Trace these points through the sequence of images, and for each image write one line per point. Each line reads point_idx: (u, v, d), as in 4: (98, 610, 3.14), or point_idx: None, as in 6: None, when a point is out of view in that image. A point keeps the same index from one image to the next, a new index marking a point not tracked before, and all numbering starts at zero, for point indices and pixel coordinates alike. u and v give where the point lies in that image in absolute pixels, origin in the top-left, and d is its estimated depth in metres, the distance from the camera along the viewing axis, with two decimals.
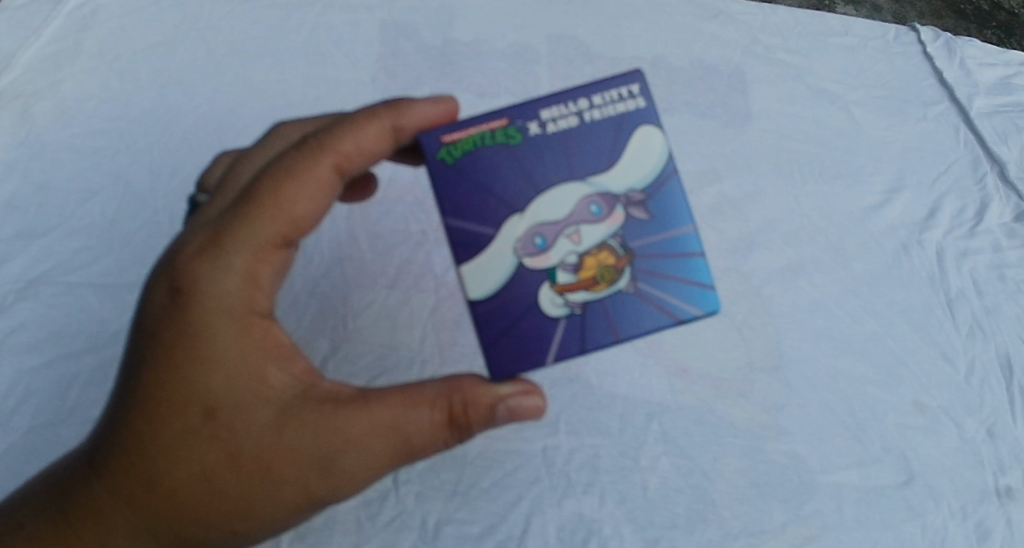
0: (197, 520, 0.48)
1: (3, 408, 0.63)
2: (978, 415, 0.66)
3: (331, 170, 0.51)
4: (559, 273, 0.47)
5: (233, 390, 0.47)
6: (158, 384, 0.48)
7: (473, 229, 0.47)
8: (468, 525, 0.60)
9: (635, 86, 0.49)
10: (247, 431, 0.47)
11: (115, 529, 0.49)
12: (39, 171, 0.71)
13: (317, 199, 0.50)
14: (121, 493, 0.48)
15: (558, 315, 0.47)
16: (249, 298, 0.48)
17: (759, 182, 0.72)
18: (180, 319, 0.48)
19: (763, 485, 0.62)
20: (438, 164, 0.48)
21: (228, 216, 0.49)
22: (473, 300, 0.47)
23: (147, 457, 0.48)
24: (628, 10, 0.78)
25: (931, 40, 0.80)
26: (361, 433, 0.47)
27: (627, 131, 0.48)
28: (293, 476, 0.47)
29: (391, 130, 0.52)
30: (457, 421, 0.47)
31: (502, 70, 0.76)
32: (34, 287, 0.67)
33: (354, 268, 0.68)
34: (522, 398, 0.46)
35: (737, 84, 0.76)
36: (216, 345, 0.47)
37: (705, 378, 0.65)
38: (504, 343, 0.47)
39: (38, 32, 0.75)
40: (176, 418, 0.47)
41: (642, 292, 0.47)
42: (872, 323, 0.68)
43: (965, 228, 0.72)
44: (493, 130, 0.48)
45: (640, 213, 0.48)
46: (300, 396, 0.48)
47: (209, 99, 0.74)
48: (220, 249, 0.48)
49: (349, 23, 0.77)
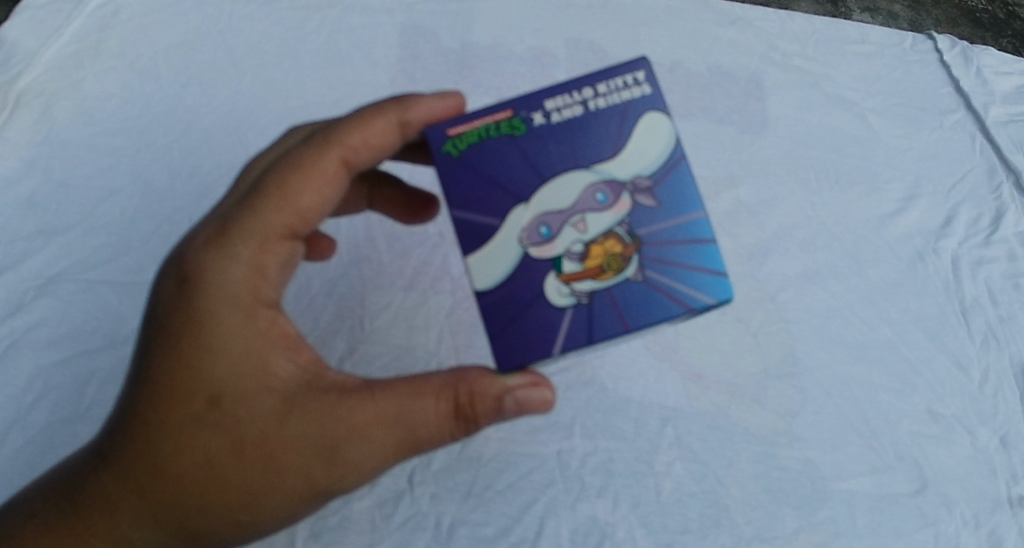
0: (201, 509, 0.48)
1: (21, 404, 0.64)
2: (991, 424, 0.66)
3: (338, 163, 0.52)
4: (565, 262, 0.47)
5: (238, 377, 0.48)
6: (164, 372, 0.48)
7: (479, 220, 0.47)
8: (483, 527, 0.60)
9: (640, 74, 0.49)
10: (251, 419, 0.48)
11: (122, 517, 0.50)
12: (60, 169, 0.71)
13: (323, 191, 0.51)
14: (128, 481, 0.49)
15: (565, 304, 0.46)
16: (254, 287, 0.49)
17: (775, 188, 0.72)
18: (186, 307, 0.49)
19: (776, 491, 0.62)
20: (444, 158, 0.48)
21: (238, 208, 0.51)
22: (478, 291, 0.47)
23: (153, 444, 0.48)
24: (646, 15, 0.79)
25: (948, 49, 0.81)
26: (366, 422, 0.47)
27: (633, 118, 0.49)
28: (297, 466, 0.47)
29: (398, 125, 0.53)
30: (463, 413, 0.47)
31: (521, 74, 0.76)
32: (54, 284, 0.67)
33: (371, 269, 0.68)
34: (530, 390, 0.46)
35: (754, 90, 0.76)
36: (221, 333, 0.48)
37: (720, 384, 0.65)
38: (510, 334, 0.46)
39: (61, 31, 0.76)
40: (181, 405, 0.48)
41: (650, 280, 0.46)
42: (887, 331, 0.68)
43: (981, 236, 0.72)
44: (498, 122, 0.49)
45: (647, 200, 0.48)
46: (304, 386, 0.48)
47: (229, 99, 0.74)
48: (228, 238, 0.49)
49: (368, 25, 0.77)
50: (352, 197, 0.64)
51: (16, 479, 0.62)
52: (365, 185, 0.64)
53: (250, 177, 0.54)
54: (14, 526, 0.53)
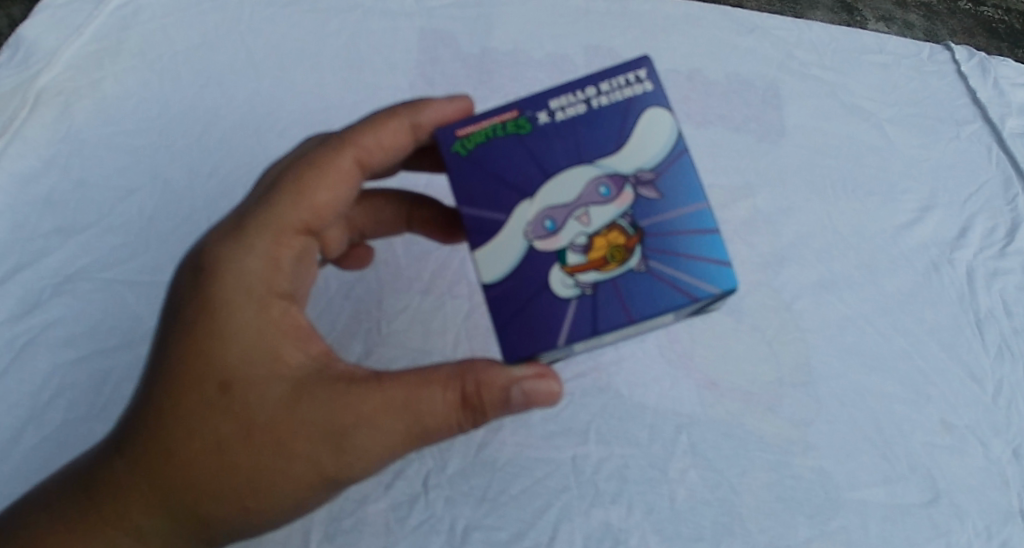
0: (210, 495, 0.48)
1: (38, 402, 0.64)
2: (1004, 435, 0.66)
3: (352, 163, 0.53)
4: (569, 254, 0.47)
5: (249, 365, 0.48)
6: (178, 359, 0.49)
7: (487, 216, 0.47)
8: (497, 531, 0.60)
9: (642, 72, 0.49)
10: (262, 406, 0.48)
11: (133, 503, 0.50)
12: (78, 168, 0.72)
13: (337, 189, 0.52)
14: (139, 467, 0.49)
15: (570, 295, 0.46)
16: (268, 279, 0.50)
17: (792, 197, 0.72)
18: (201, 297, 0.49)
19: (789, 500, 0.62)
20: (453, 157, 0.49)
21: (255, 201, 0.51)
22: (486, 285, 0.47)
23: (165, 429, 0.48)
24: (664, 23, 0.79)
25: (966, 59, 0.81)
26: (374, 410, 0.47)
27: (635, 114, 0.49)
28: (305, 453, 0.47)
29: (411, 127, 0.54)
30: (471, 403, 0.47)
31: (540, 79, 0.76)
32: (71, 282, 0.68)
33: (389, 273, 0.69)
34: (537, 381, 0.46)
35: (772, 99, 0.76)
36: (234, 321, 0.48)
37: (735, 391, 0.65)
38: (517, 325, 0.46)
39: (81, 30, 0.76)
40: (194, 392, 0.48)
41: (654, 270, 0.46)
42: (902, 341, 0.68)
43: (996, 247, 0.72)
44: (505, 122, 0.49)
45: (650, 192, 0.47)
46: (315, 375, 0.48)
47: (249, 101, 0.75)
48: (244, 230, 0.50)
49: (388, 29, 0.78)
50: (391, 219, 0.64)
51: (32, 476, 0.63)
52: (405, 207, 0.64)
53: (267, 175, 0.55)
54: (27, 518, 0.52)
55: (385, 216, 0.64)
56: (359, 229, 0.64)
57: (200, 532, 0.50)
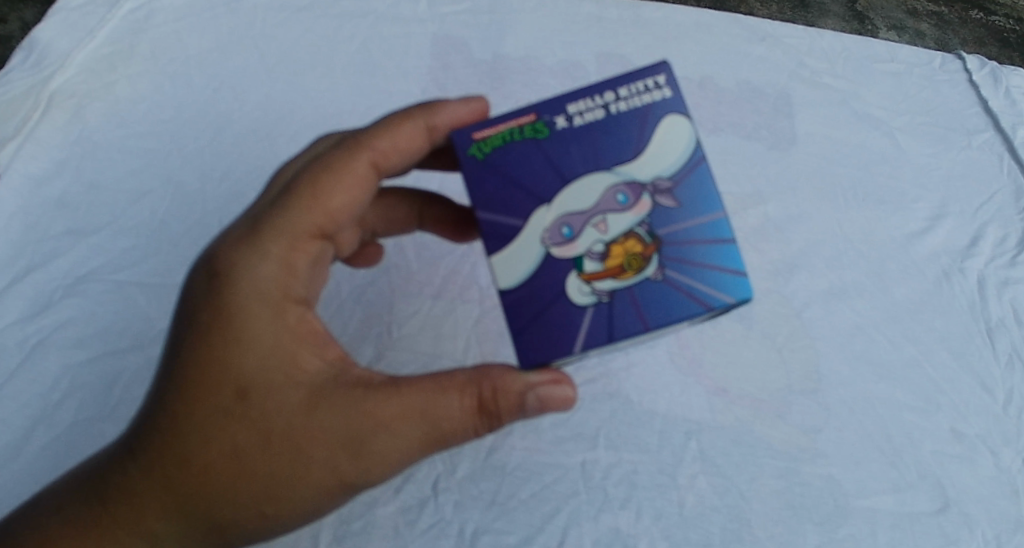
0: (228, 499, 0.48)
1: (48, 403, 0.65)
2: (1014, 445, 0.65)
3: (368, 167, 0.53)
4: (586, 261, 0.47)
5: (266, 371, 0.48)
6: (194, 365, 0.49)
7: (503, 221, 0.48)
8: (506, 535, 0.60)
9: (661, 78, 0.50)
10: (279, 412, 0.48)
11: (149, 507, 0.50)
12: (91, 170, 0.72)
13: (353, 192, 0.52)
14: (155, 470, 0.49)
15: (585, 303, 0.46)
16: (284, 284, 0.50)
17: (803, 205, 0.72)
18: (216, 303, 0.49)
19: (799, 507, 0.62)
20: (469, 160, 0.49)
21: (270, 208, 0.52)
22: (502, 290, 0.47)
23: (181, 435, 0.49)
24: (676, 31, 0.79)
25: (977, 69, 0.81)
26: (392, 415, 0.47)
27: (653, 121, 0.49)
28: (323, 458, 0.48)
29: (425, 130, 0.54)
30: (487, 408, 0.47)
31: (552, 86, 0.76)
32: (83, 283, 0.68)
33: (400, 277, 0.69)
34: (552, 387, 0.47)
35: (783, 107, 0.76)
36: (250, 326, 0.49)
37: (745, 398, 0.65)
38: (533, 331, 0.46)
39: (94, 33, 0.77)
40: (210, 397, 0.49)
41: (670, 279, 0.46)
42: (912, 349, 0.68)
43: (1007, 257, 0.72)
44: (522, 126, 0.49)
45: (667, 201, 0.48)
46: (332, 381, 0.49)
47: (261, 105, 0.75)
48: (260, 236, 0.50)
49: (401, 35, 0.78)
50: (403, 216, 0.64)
51: (40, 475, 0.63)
52: (416, 203, 0.64)
53: (280, 180, 0.55)
54: (39, 520, 0.53)
55: (397, 214, 0.64)
56: (370, 226, 0.64)
57: (216, 536, 0.50)
